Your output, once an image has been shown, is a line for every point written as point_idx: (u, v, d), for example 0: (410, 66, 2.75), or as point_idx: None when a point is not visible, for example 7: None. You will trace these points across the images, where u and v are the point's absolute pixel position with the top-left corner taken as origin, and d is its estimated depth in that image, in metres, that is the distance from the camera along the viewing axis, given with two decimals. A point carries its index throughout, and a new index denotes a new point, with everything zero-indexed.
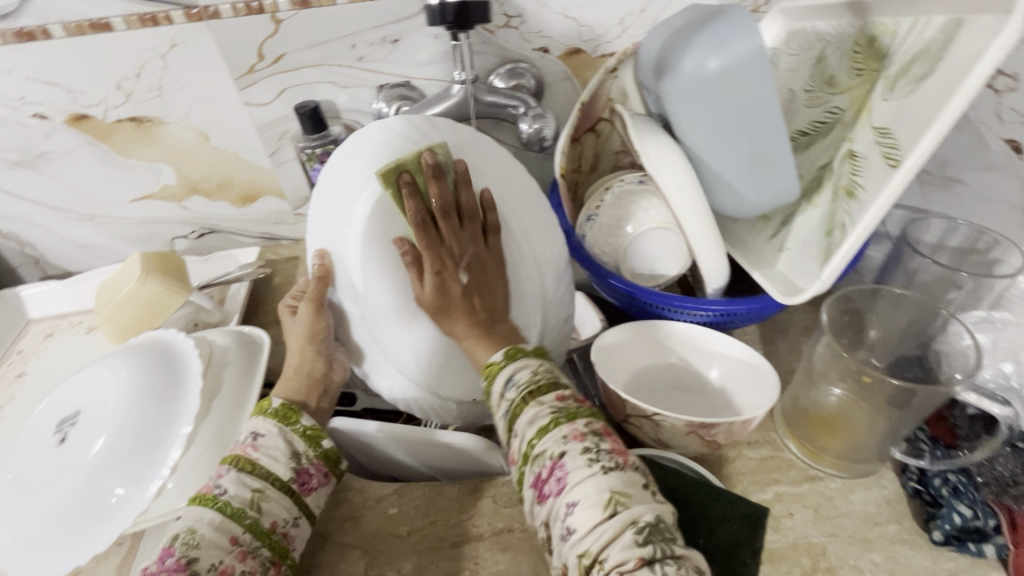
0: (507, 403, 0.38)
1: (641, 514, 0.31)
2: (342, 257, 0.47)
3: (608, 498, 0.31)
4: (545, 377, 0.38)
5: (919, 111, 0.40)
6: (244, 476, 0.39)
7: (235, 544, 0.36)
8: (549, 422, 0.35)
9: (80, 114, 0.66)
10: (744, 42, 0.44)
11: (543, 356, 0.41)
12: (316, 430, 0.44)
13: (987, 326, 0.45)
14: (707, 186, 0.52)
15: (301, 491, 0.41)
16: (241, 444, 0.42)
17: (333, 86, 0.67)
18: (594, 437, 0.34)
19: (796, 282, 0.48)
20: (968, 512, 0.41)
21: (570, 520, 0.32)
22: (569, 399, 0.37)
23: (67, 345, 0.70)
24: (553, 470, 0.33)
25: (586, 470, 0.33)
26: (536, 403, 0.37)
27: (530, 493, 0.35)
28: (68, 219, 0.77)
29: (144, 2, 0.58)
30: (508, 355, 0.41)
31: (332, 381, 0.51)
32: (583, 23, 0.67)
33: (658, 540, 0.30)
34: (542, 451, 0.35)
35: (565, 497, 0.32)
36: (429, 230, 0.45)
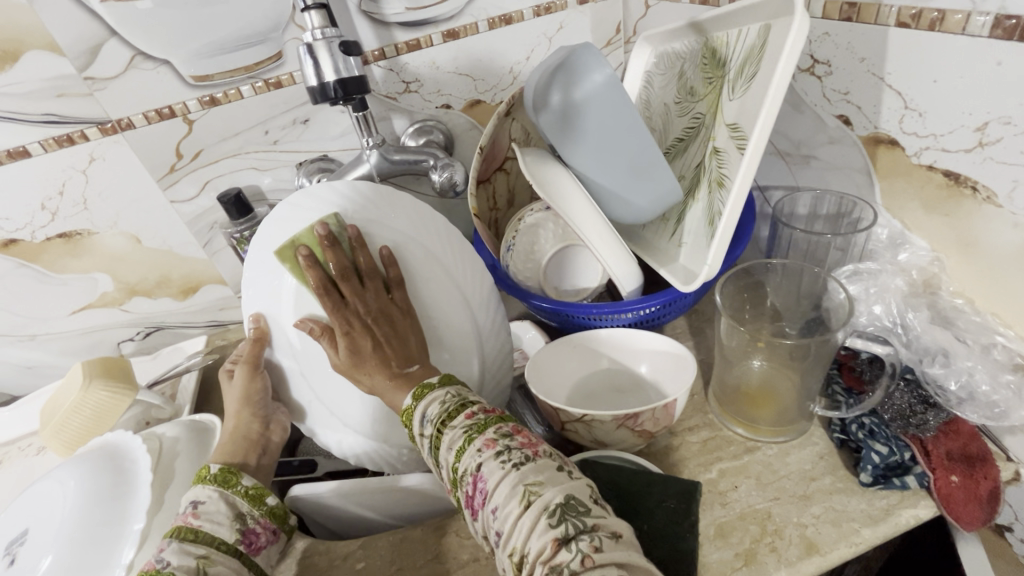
0: (428, 439, 0.42)
1: (551, 498, 0.34)
2: (278, 320, 0.49)
3: (522, 491, 0.34)
4: (453, 403, 0.42)
5: (755, 103, 0.46)
6: (188, 545, 0.41)
7: None
8: (463, 441, 0.39)
9: (7, 239, 0.67)
10: (598, 73, 0.52)
11: (450, 383, 0.45)
12: (258, 489, 0.47)
13: (858, 277, 0.52)
14: (603, 202, 0.57)
15: (250, 552, 0.44)
16: (182, 514, 0.44)
17: (254, 171, 0.71)
18: (504, 441, 0.38)
19: (694, 271, 0.52)
20: (884, 449, 0.44)
21: (497, 524, 0.34)
22: (478, 414, 0.41)
23: (15, 471, 0.68)
24: (475, 484, 0.36)
25: (499, 472, 0.36)
26: (451, 429, 0.40)
27: (468, 512, 0.38)
28: (8, 344, 0.77)
29: (58, 126, 0.62)
30: (417, 395, 0.44)
31: (270, 439, 0.53)
32: (477, 78, 0.74)
33: (570, 517, 0.33)
34: (465, 471, 0.38)
35: (488, 501, 0.35)
36: (330, 295, 0.46)
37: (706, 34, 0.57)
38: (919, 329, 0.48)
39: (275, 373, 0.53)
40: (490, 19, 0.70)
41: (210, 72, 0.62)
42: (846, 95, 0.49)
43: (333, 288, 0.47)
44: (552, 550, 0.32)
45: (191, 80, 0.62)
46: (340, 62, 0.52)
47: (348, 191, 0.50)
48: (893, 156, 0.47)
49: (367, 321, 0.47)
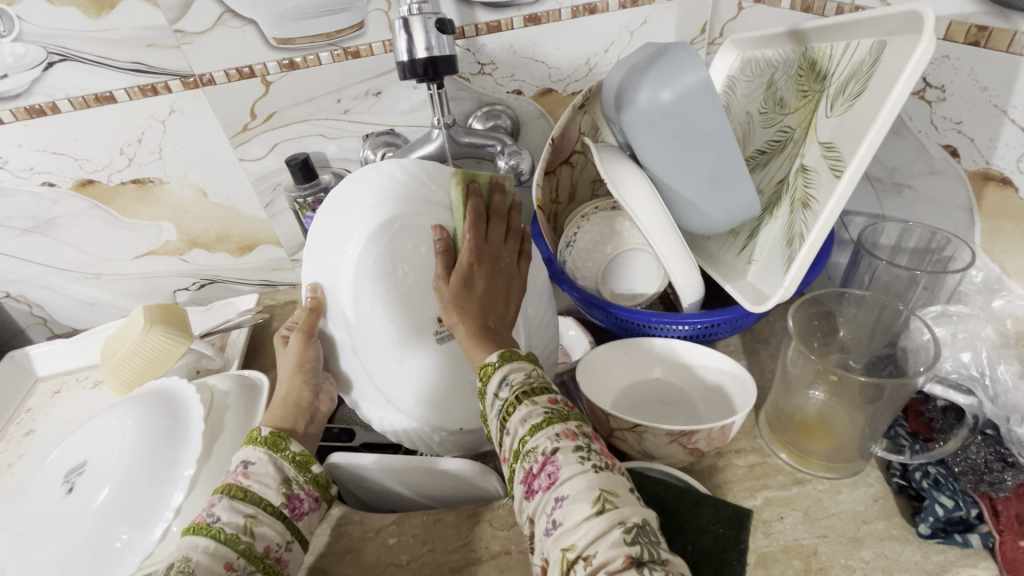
0: (501, 403, 0.40)
1: (629, 515, 0.31)
2: (335, 294, 0.49)
3: (598, 495, 0.32)
4: (537, 381, 0.40)
5: (856, 125, 0.44)
6: (237, 503, 0.42)
7: (230, 569, 0.39)
8: (541, 420, 0.37)
9: (86, 180, 0.70)
10: (691, 74, 0.48)
11: (536, 361, 0.43)
12: (305, 456, 0.48)
13: (945, 320, 0.50)
14: (675, 207, 0.56)
15: (292, 516, 0.45)
16: (233, 473, 0.45)
17: (322, 138, 0.71)
18: (584, 439, 0.36)
19: (764, 291, 0.51)
20: (950, 503, 0.42)
21: (557, 513, 0.32)
22: (561, 403, 0.39)
23: (73, 401, 0.72)
24: (544, 466, 0.34)
25: (577, 466, 0.34)
26: (529, 403, 0.38)
27: (522, 490, 0.36)
28: (74, 280, 0.80)
29: (144, 75, 0.63)
30: (503, 356, 0.42)
31: (319, 409, 0.55)
32: (552, 65, 0.72)
33: (645, 542, 0.30)
34: (534, 449, 0.36)
35: (555, 489, 0.33)
36: (479, 226, 0.49)
37: (805, 43, 0.54)
38: (1008, 383, 0.46)
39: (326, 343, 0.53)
40: (573, 7, 0.68)
41: (293, 35, 0.62)
42: (958, 125, 0.46)
43: (483, 223, 0.49)
44: (622, 565, 0.29)
45: (273, 42, 0.63)
46: (433, 39, 0.52)
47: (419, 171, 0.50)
48: (1003, 196, 0.45)
49: (490, 266, 0.48)
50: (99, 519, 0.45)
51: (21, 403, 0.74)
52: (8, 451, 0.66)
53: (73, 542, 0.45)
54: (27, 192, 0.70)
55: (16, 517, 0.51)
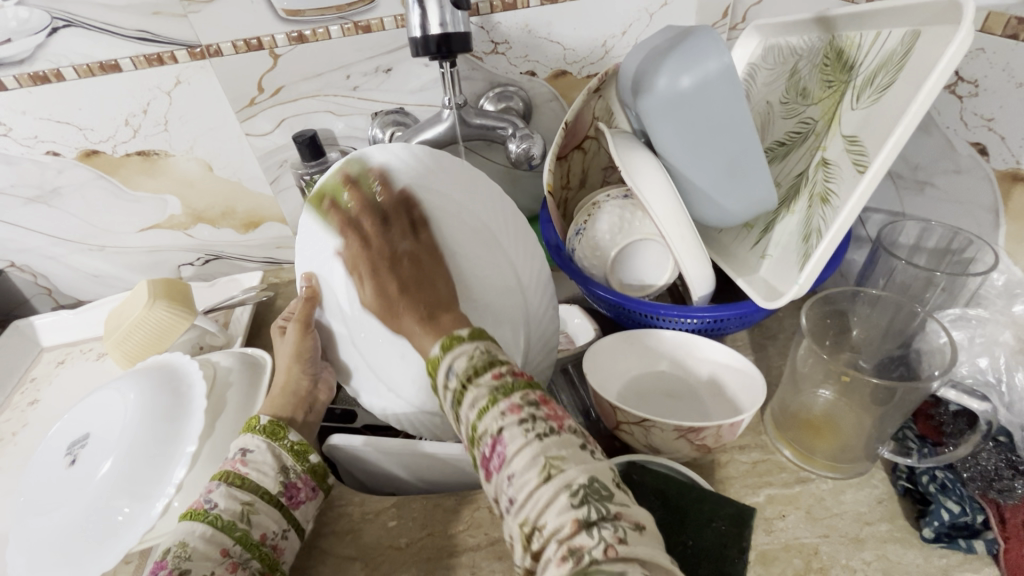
0: (451, 392, 0.37)
1: (575, 478, 0.30)
2: (330, 284, 0.48)
3: (543, 464, 0.31)
4: (481, 358, 0.37)
5: (883, 120, 0.42)
6: (234, 491, 0.43)
7: (226, 555, 0.39)
8: (486, 401, 0.34)
9: (90, 150, 0.69)
10: (714, 60, 0.46)
11: (482, 335, 0.39)
12: (304, 446, 0.48)
13: (963, 323, 0.49)
14: (688, 197, 0.54)
15: (289, 505, 0.45)
16: (231, 460, 0.45)
17: (330, 115, 0.70)
18: (530, 408, 0.33)
19: (777, 287, 0.49)
20: (957, 508, 0.42)
21: (511, 491, 0.31)
22: (507, 375, 0.36)
23: (78, 372, 0.72)
24: (494, 446, 0.33)
25: (521, 439, 0.32)
26: (474, 386, 0.35)
27: (481, 474, 0.34)
28: (79, 251, 0.80)
29: (150, 44, 0.62)
30: (446, 345, 0.39)
31: (318, 398, 0.55)
32: (567, 47, 0.70)
33: (593, 501, 0.29)
34: (483, 431, 0.33)
35: (506, 467, 0.32)
36: (365, 227, 0.45)
37: (833, 31, 0.52)
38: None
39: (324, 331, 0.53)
40: None
41: (303, 8, 0.61)
42: (990, 122, 0.45)
43: (357, 223, 0.45)
44: (571, 530, 0.28)
45: (282, 14, 0.61)
46: (447, 15, 0.50)
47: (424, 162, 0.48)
48: None
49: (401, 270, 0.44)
50: (101, 492, 0.46)
51: (26, 372, 0.74)
52: (12, 420, 0.67)
53: (76, 514, 0.46)
54: (32, 161, 0.69)
55: (20, 486, 0.51)
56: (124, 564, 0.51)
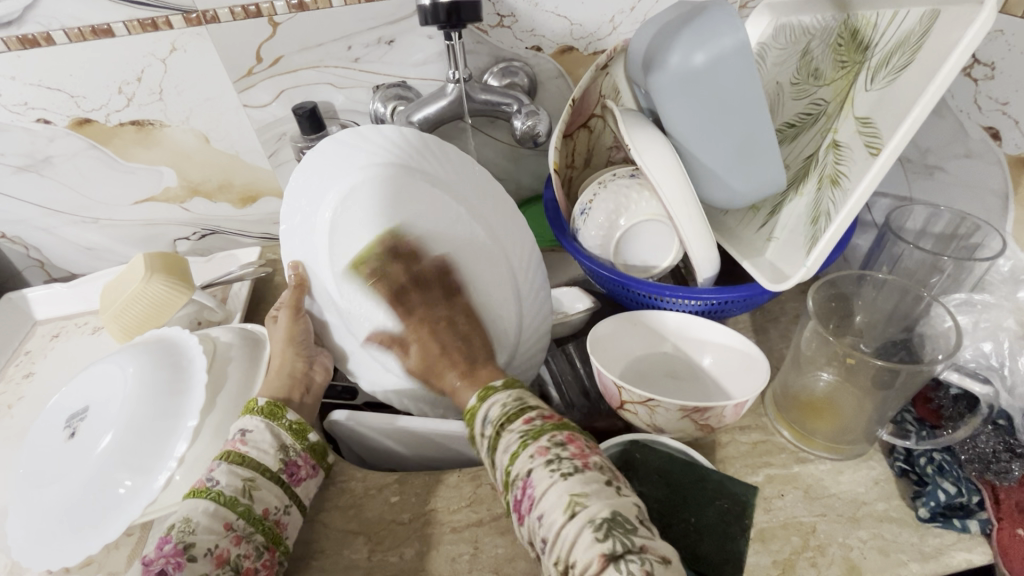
0: (486, 441, 0.40)
1: (597, 511, 0.31)
2: (319, 269, 0.50)
3: (568, 501, 0.32)
4: (512, 406, 0.40)
5: (897, 103, 0.42)
6: (235, 468, 0.42)
7: (230, 529, 0.39)
8: (517, 446, 0.37)
9: (83, 119, 0.67)
10: (728, 36, 0.45)
11: (513, 385, 0.43)
12: (302, 424, 0.48)
13: (968, 308, 0.49)
14: (697, 177, 0.54)
15: (290, 482, 0.45)
16: (230, 440, 0.45)
17: (330, 87, 0.68)
18: (557, 448, 0.36)
19: (783, 270, 0.49)
20: (952, 489, 0.43)
21: (542, 532, 0.33)
22: (535, 419, 0.38)
23: (73, 346, 0.71)
24: (523, 491, 0.34)
25: (547, 480, 0.34)
26: (508, 433, 0.38)
27: (517, 522, 0.36)
28: (72, 223, 0.78)
29: (144, 8, 0.59)
30: (482, 396, 0.42)
31: (315, 378, 0.52)
32: (575, 22, 0.68)
33: (618, 533, 0.31)
34: (515, 475, 0.36)
35: (535, 508, 0.33)
36: (398, 308, 0.48)
37: (848, 10, 0.51)
38: None
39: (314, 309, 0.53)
40: None
41: None
42: (1004, 106, 0.44)
43: (402, 295, 0.49)
44: (599, 566, 0.29)
45: None
46: None
47: (396, 138, 0.49)
48: None
49: (443, 326, 0.48)
50: (102, 465, 0.45)
51: (20, 345, 0.73)
52: (8, 393, 0.66)
53: (77, 486, 0.45)
54: (20, 128, 0.67)
55: (20, 458, 0.51)
56: (126, 536, 0.51)
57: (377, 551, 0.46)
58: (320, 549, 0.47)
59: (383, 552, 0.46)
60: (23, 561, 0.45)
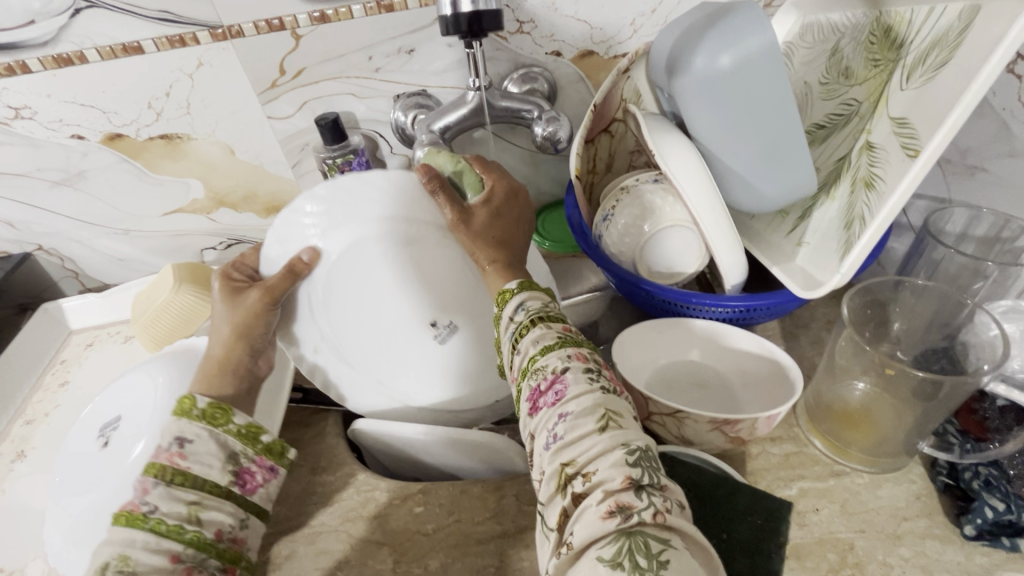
0: (515, 325, 0.40)
1: (632, 439, 0.31)
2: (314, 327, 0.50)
3: (602, 413, 0.32)
4: (554, 310, 0.40)
5: (936, 102, 0.40)
6: (176, 489, 0.41)
7: (178, 562, 0.39)
8: (554, 342, 0.36)
9: (114, 134, 0.69)
10: (756, 37, 0.44)
11: (553, 296, 0.43)
12: (252, 429, 0.47)
13: (1016, 316, 0.46)
14: (722, 182, 0.52)
15: (244, 493, 0.45)
16: (167, 451, 0.42)
17: (352, 97, 0.69)
18: (594, 363, 0.36)
19: (815, 276, 0.48)
20: (1000, 506, 0.41)
21: (560, 427, 0.32)
22: (573, 330, 0.38)
23: (106, 355, 0.73)
24: (552, 384, 0.34)
25: (586, 385, 0.34)
26: (544, 326, 0.38)
27: (525, 407, 0.35)
28: (104, 234, 0.80)
29: (172, 25, 0.61)
30: (523, 285, 0.42)
31: (258, 370, 0.51)
32: (594, 25, 0.68)
33: (647, 466, 0.30)
34: (543, 367, 0.35)
35: (561, 404, 0.33)
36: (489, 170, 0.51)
37: (880, 6, 0.49)
38: None
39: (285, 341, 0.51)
40: None
41: None
42: None
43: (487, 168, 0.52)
44: (622, 485, 0.29)
45: None
46: None
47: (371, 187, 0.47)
48: None
49: (505, 202, 0.49)
50: (132, 474, 0.46)
51: (56, 353, 0.75)
52: (45, 401, 0.68)
53: (111, 496, 0.46)
54: (56, 144, 0.69)
55: (57, 468, 0.52)
56: None
57: (402, 562, 0.46)
58: (346, 559, 0.47)
59: (409, 563, 0.46)
60: (64, 571, 0.46)
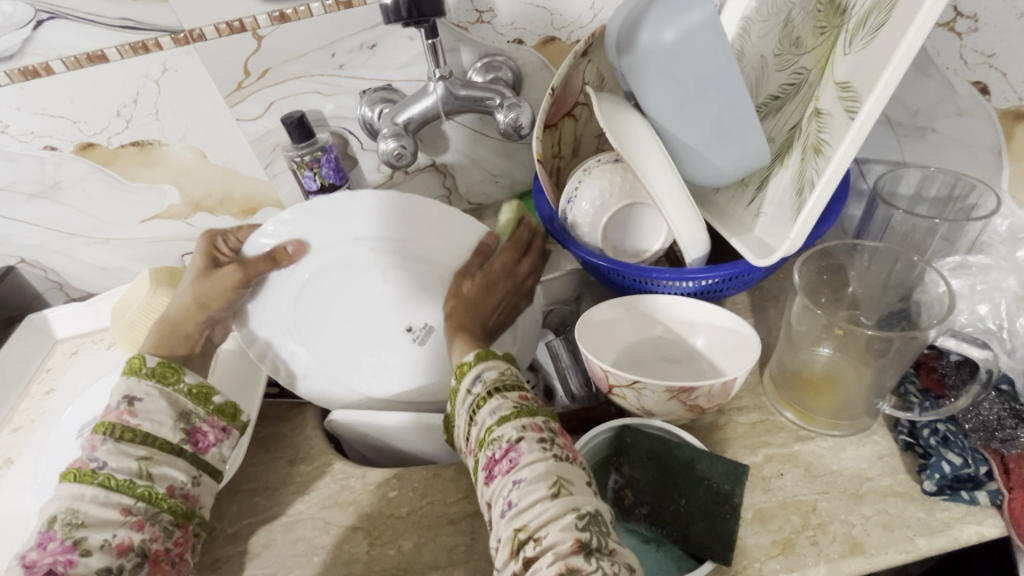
0: (473, 397, 0.43)
1: (581, 503, 0.35)
2: (288, 331, 0.54)
3: (553, 480, 0.36)
4: (510, 378, 0.43)
5: (874, 62, 0.40)
6: (124, 447, 0.43)
7: (129, 515, 0.41)
8: (509, 412, 0.40)
9: (85, 143, 0.70)
10: (697, 11, 0.44)
11: (510, 360, 0.46)
12: (201, 389, 0.49)
13: (964, 271, 0.48)
14: (679, 157, 0.53)
15: (197, 450, 0.47)
16: (117, 410, 0.45)
17: (318, 95, 0.69)
18: (548, 433, 0.39)
19: (771, 244, 0.48)
20: (957, 460, 0.42)
21: (513, 494, 0.36)
22: (530, 399, 0.42)
23: (91, 362, 0.74)
24: (507, 453, 0.38)
25: (538, 453, 0.37)
26: (500, 397, 0.42)
27: (483, 476, 0.39)
28: (84, 244, 0.81)
29: (134, 32, 0.62)
30: (480, 355, 0.45)
31: (211, 336, 0.54)
32: (553, 11, 0.68)
33: (595, 530, 0.34)
34: (499, 436, 0.39)
35: (515, 472, 0.37)
36: (515, 253, 0.58)
37: None
38: None
39: (246, 339, 0.54)
40: None
41: None
42: (990, 58, 0.44)
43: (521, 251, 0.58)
44: (570, 547, 0.32)
45: None
46: None
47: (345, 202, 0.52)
48: None
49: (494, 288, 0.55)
50: None
51: (42, 363, 0.76)
52: (32, 409, 0.69)
53: None
54: (30, 157, 0.70)
55: (39, 470, 0.54)
56: None
57: (376, 544, 0.47)
58: (322, 545, 0.48)
59: (382, 545, 0.47)
60: None
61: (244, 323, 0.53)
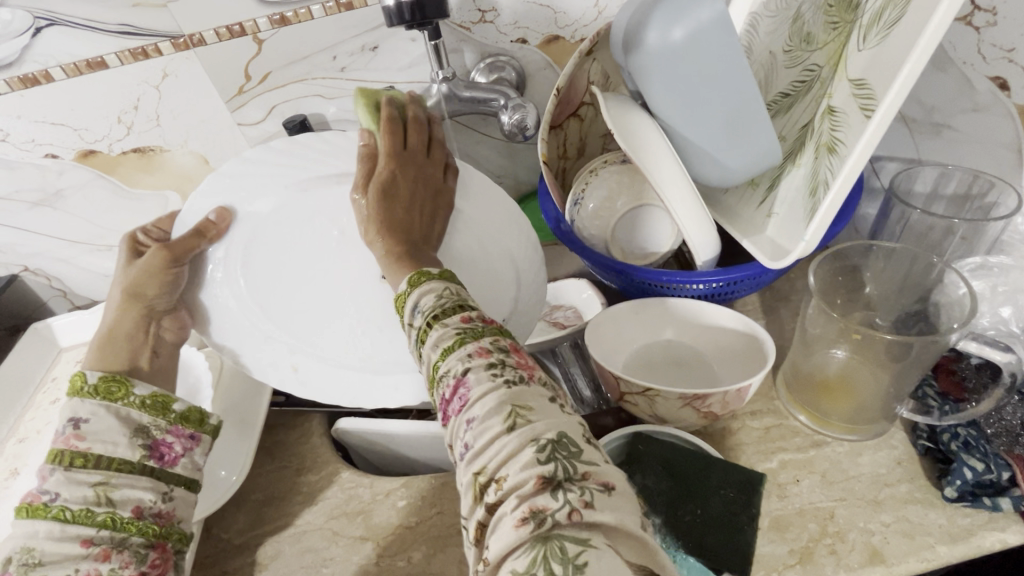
0: (416, 330, 0.36)
1: (542, 432, 0.28)
2: (245, 317, 0.44)
3: (508, 411, 0.29)
4: (450, 300, 0.36)
5: (892, 58, 0.39)
6: (76, 476, 0.40)
7: (93, 545, 0.39)
8: (453, 341, 0.33)
9: (87, 150, 0.69)
10: (706, 9, 0.43)
11: (451, 279, 0.39)
12: (155, 398, 0.45)
13: (983, 272, 0.48)
14: (688, 157, 0.52)
15: (162, 464, 0.44)
16: (64, 435, 0.42)
17: (320, 98, 0.69)
18: (499, 353, 0.32)
19: (784, 245, 0.47)
20: (979, 466, 0.40)
21: (467, 434, 0.30)
22: (476, 320, 0.35)
23: None
24: (456, 388, 0.31)
25: (488, 383, 0.31)
26: (441, 326, 0.35)
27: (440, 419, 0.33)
28: (87, 251, 0.81)
29: (133, 38, 0.61)
30: (411, 282, 0.38)
31: (161, 334, 0.49)
32: (557, 10, 0.67)
33: (561, 457, 0.27)
34: (446, 372, 0.32)
35: (467, 408, 0.30)
36: (397, 133, 0.45)
37: None
38: None
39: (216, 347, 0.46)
40: None
41: None
42: (1010, 53, 0.42)
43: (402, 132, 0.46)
44: (534, 488, 0.26)
45: None
46: None
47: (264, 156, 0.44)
48: None
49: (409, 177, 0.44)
50: None
51: (47, 372, 0.75)
52: (37, 418, 0.69)
53: None
54: (31, 165, 0.70)
55: None
56: None
57: (385, 556, 0.46)
58: (330, 557, 0.47)
59: (391, 557, 0.46)
60: None
61: (204, 324, 0.46)
